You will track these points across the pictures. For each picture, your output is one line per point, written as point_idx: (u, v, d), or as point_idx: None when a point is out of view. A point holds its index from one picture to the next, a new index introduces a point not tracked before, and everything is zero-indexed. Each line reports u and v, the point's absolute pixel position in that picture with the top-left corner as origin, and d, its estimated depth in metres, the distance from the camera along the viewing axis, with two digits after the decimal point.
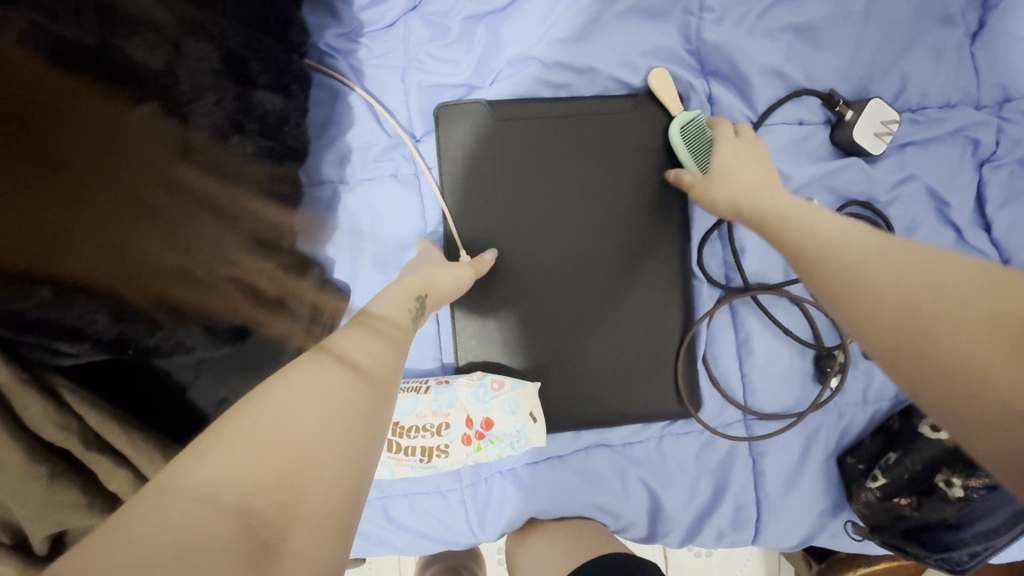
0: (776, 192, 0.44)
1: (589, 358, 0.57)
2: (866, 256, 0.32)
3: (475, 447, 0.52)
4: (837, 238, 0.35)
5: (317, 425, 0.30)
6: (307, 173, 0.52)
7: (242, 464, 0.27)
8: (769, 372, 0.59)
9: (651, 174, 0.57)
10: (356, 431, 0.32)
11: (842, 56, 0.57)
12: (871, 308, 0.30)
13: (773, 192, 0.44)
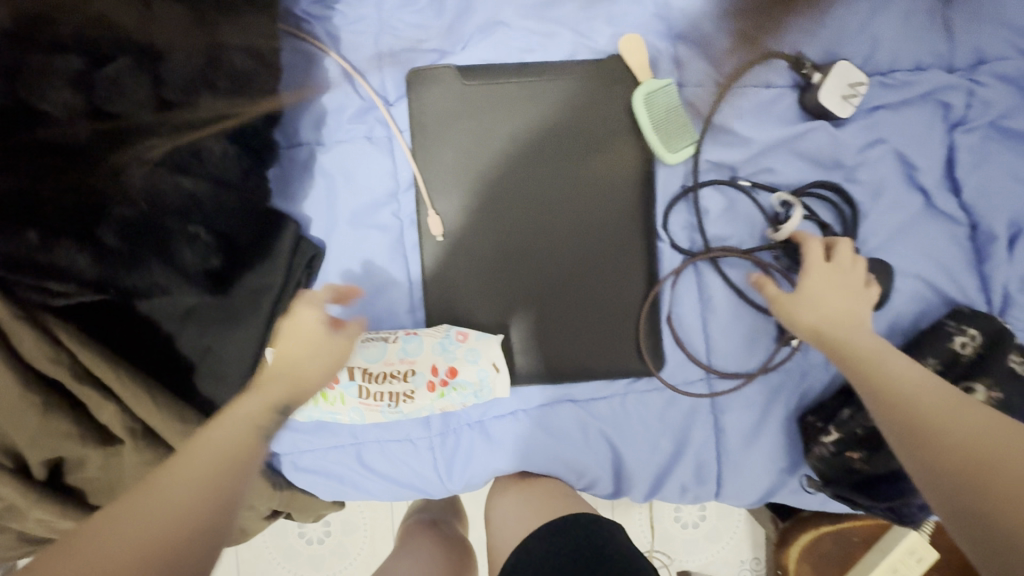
0: (861, 325, 0.49)
1: (554, 315, 0.59)
2: (931, 401, 0.41)
3: (441, 394, 0.55)
4: (906, 380, 0.43)
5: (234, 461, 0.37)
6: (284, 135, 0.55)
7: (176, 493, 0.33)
8: (731, 331, 0.61)
9: (616, 138, 0.58)
10: (241, 462, 0.37)
11: (806, 20, 0.58)
12: (956, 439, 0.38)
13: (838, 298, 0.50)
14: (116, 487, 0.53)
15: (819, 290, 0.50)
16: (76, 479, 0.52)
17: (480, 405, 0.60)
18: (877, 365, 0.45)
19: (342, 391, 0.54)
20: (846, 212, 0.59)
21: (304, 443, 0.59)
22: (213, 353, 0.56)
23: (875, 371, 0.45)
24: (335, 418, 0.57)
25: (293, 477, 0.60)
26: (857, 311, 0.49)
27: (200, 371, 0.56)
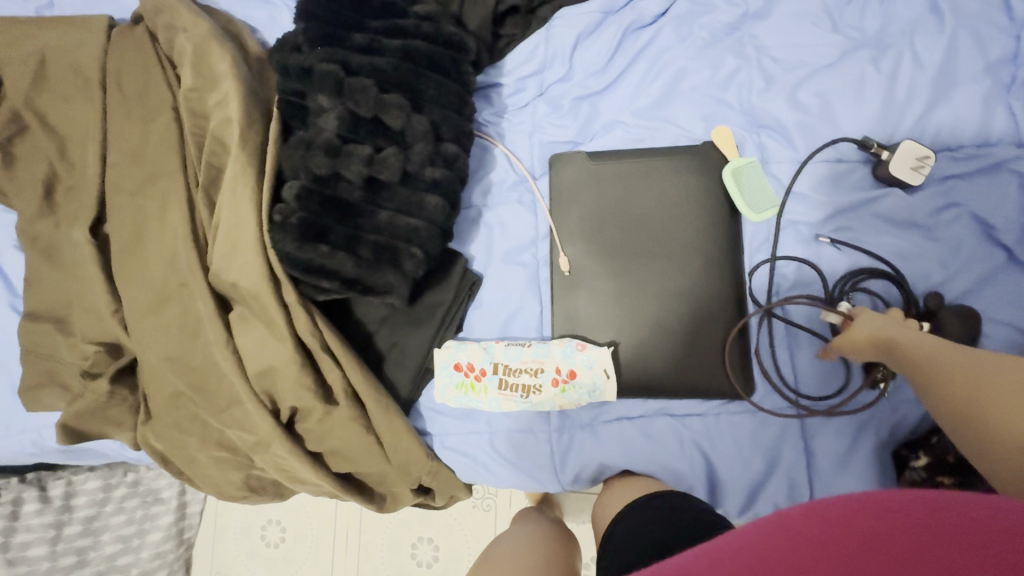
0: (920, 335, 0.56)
1: (654, 337, 0.73)
2: (957, 367, 0.50)
3: (561, 389, 0.71)
4: (940, 354, 0.52)
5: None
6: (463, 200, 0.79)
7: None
8: (817, 364, 0.69)
9: (710, 203, 0.74)
10: None
11: (875, 110, 0.70)
12: (957, 393, 0.48)
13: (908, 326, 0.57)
14: (325, 436, 0.74)
15: (879, 324, 0.59)
16: (301, 426, 0.74)
17: (591, 410, 0.74)
18: (923, 355, 0.53)
19: (488, 382, 0.73)
20: (923, 264, 0.67)
21: (452, 426, 0.77)
22: (399, 348, 0.77)
23: (923, 359, 0.53)
24: (478, 405, 0.74)
25: (440, 453, 0.77)
26: (917, 333, 0.56)
27: (388, 361, 0.77)
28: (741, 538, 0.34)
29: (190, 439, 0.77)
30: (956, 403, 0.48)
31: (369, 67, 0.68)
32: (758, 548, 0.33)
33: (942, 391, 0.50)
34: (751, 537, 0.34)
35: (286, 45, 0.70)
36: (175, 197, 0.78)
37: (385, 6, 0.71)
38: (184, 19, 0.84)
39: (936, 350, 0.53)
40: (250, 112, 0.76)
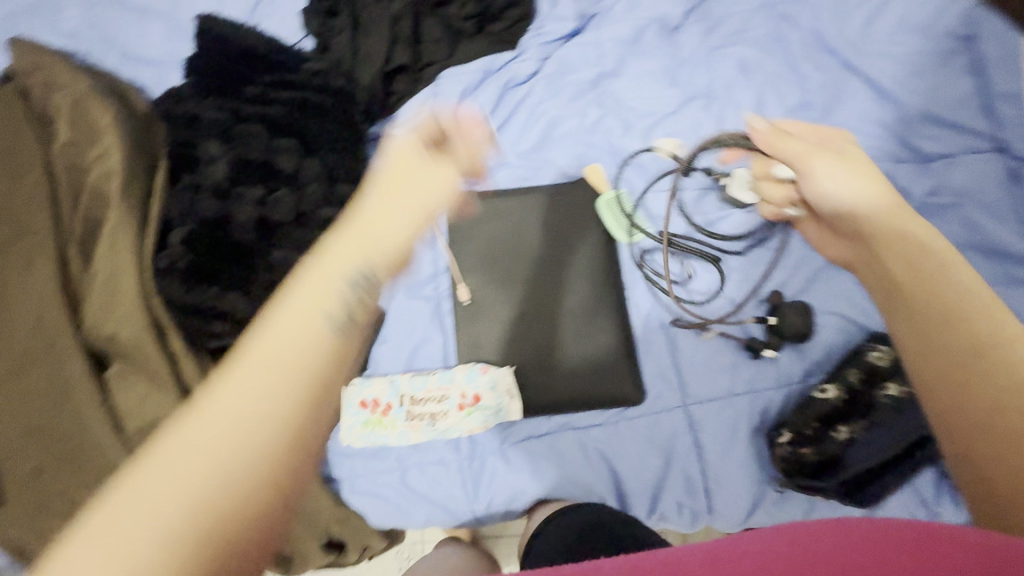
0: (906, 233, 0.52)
1: (552, 354, 0.78)
2: (956, 304, 0.45)
3: (466, 413, 0.73)
4: (937, 276, 0.47)
5: (227, 511, 0.33)
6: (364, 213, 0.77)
7: (167, 512, 0.32)
8: (697, 365, 0.77)
9: (590, 230, 0.82)
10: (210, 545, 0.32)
11: (713, 148, 0.84)
12: (933, 327, 0.45)
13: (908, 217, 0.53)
14: None
15: (850, 184, 0.58)
16: None
17: (499, 433, 0.75)
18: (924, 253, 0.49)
19: (394, 416, 0.73)
20: (766, 269, 0.79)
21: (361, 468, 0.74)
22: None
23: (919, 266, 0.48)
24: (386, 442, 0.73)
25: (350, 498, 0.74)
26: (891, 195, 0.56)
27: None
28: (811, 535, 0.33)
29: (56, 521, 0.68)
30: (923, 342, 0.45)
31: (260, 116, 0.72)
32: (824, 549, 0.31)
33: (956, 350, 0.43)
34: (820, 538, 0.32)
35: (174, 98, 0.72)
36: (42, 253, 0.72)
37: (275, 63, 0.75)
38: (62, 77, 0.83)
39: (935, 269, 0.47)
40: (132, 163, 0.74)
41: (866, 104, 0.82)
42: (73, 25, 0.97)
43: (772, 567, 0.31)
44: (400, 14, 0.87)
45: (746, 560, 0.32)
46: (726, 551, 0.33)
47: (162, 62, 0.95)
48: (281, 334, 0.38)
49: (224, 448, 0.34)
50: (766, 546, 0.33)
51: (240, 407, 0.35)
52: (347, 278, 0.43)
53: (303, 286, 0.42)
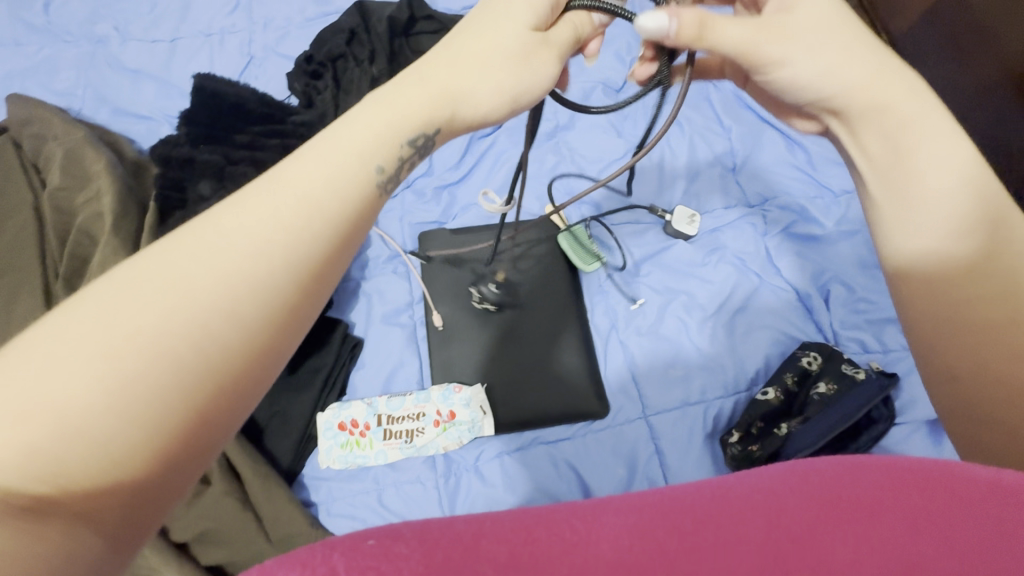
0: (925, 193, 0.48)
1: (519, 373, 0.84)
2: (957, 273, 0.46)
3: (442, 428, 0.78)
4: (945, 248, 0.47)
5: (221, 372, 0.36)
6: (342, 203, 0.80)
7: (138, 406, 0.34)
8: (653, 378, 0.83)
9: (551, 261, 0.91)
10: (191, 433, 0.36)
11: (655, 188, 0.96)
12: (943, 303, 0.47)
13: (931, 173, 0.48)
14: (194, 521, 0.69)
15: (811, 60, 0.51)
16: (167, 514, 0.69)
17: (473, 449, 0.79)
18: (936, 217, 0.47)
19: (372, 436, 0.78)
20: (709, 290, 0.88)
21: (338, 490, 0.76)
22: (279, 416, 0.78)
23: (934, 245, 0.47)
24: (364, 462, 0.77)
25: (327, 522, 0.75)
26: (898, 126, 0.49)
27: (269, 431, 0.77)
28: (810, 472, 0.33)
29: None
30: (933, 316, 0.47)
31: (249, 158, 0.79)
32: (829, 486, 0.32)
33: (964, 321, 0.46)
34: (821, 472, 0.33)
35: (169, 143, 0.79)
36: (29, 287, 0.76)
37: (263, 115, 0.84)
38: (57, 128, 0.89)
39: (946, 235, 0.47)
40: (123, 203, 0.79)
41: (781, 151, 0.97)
42: (68, 85, 1.05)
43: (786, 503, 0.31)
44: (377, 75, 0.97)
45: (758, 496, 0.32)
46: (731, 488, 0.33)
47: (152, 117, 1.02)
48: (316, 177, 0.42)
49: (219, 300, 0.37)
50: (775, 483, 0.33)
51: (244, 278, 0.38)
52: (408, 137, 0.47)
53: (356, 140, 0.45)
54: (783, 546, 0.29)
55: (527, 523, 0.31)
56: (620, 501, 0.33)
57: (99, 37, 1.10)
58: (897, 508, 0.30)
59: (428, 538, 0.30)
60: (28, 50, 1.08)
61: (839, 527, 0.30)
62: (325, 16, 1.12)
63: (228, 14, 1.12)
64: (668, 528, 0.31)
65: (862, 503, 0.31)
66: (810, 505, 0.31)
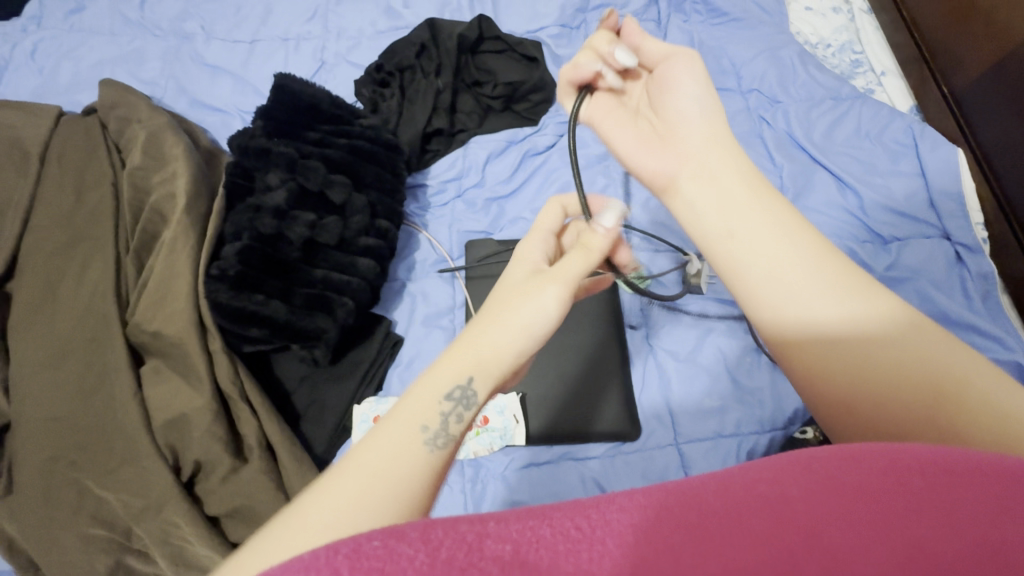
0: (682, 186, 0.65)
1: (554, 386, 0.84)
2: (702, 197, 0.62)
3: (474, 433, 0.79)
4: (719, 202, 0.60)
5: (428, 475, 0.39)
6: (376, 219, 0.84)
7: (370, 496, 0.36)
8: (688, 406, 0.83)
9: (595, 281, 0.91)
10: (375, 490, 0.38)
11: None
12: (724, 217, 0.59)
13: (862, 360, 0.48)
14: (228, 496, 0.70)
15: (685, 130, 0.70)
16: (203, 486, 0.71)
17: (502, 458, 0.80)
18: None
19: None
20: (748, 325, 0.87)
21: None
22: (317, 404, 0.80)
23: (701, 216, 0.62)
24: None
25: None
26: None
27: (306, 417, 0.79)
28: (813, 461, 0.32)
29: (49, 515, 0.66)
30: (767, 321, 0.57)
31: (320, 155, 0.83)
32: (834, 474, 0.30)
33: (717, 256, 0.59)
34: (823, 460, 0.31)
35: (245, 134, 0.83)
36: (101, 257, 0.80)
37: (334, 116, 0.88)
38: (142, 113, 0.95)
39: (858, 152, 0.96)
40: (197, 187, 0.83)
41: (831, 192, 0.97)
42: (153, 75, 1.12)
43: (790, 493, 0.30)
44: (442, 88, 1.03)
45: (764, 488, 0.30)
46: (736, 480, 0.31)
47: (226, 110, 1.08)
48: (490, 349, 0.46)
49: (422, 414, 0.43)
50: (779, 474, 0.31)
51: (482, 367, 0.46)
52: (444, 392, 0.44)
53: (447, 361, 0.45)
54: (791, 538, 0.27)
55: (527, 520, 0.29)
56: (625, 497, 0.31)
57: (186, 34, 1.18)
58: (905, 495, 0.29)
59: (432, 537, 0.28)
60: (121, 41, 1.17)
61: (849, 514, 0.28)
62: (395, 30, 1.17)
63: (306, 21, 1.19)
64: (678, 526, 0.29)
65: (869, 493, 0.29)
66: (815, 495, 0.29)
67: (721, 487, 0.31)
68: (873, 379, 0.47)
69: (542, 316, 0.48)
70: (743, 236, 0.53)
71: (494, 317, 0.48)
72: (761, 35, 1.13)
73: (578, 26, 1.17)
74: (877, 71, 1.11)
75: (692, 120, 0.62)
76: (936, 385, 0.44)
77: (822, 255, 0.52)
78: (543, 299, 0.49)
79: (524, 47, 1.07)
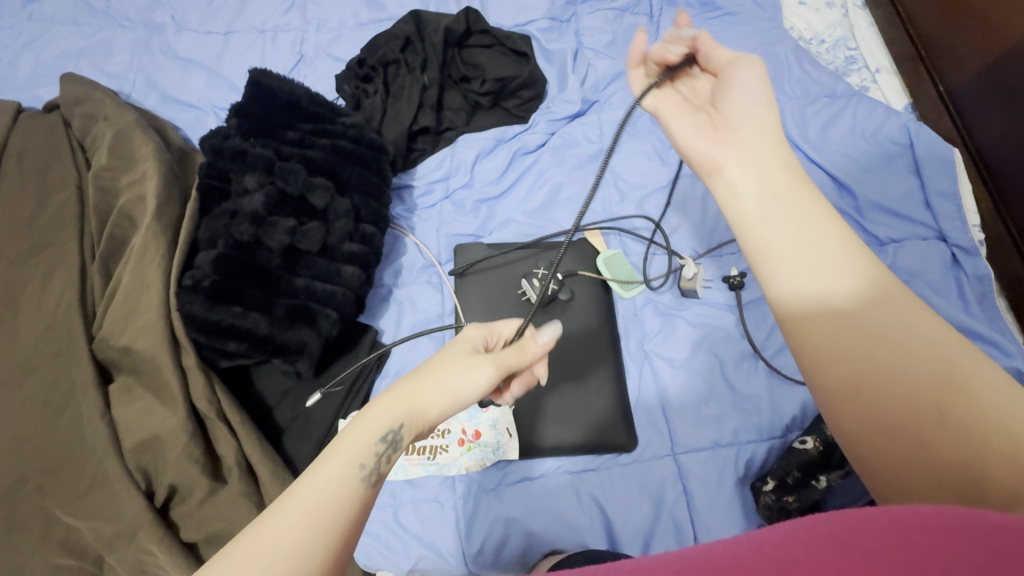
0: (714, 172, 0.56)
1: (548, 397, 0.81)
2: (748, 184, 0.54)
3: (466, 448, 0.77)
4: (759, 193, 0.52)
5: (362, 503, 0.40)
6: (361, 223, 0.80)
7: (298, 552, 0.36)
8: (685, 415, 0.81)
9: (588, 285, 0.88)
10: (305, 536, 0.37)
11: (697, 220, 0.94)
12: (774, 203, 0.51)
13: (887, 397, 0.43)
14: (207, 521, 0.66)
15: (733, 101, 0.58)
16: (179, 511, 0.67)
17: (496, 472, 0.77)
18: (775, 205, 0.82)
19: None
20: (744, 329, 0.85)
21: None
22: (301, 419, 0.76)
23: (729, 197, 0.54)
24: (384, 476, 0.76)
25: None
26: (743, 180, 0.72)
27: (289, 433, 0.76)
28: (820, 520, 0.32)
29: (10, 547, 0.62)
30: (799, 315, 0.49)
31: (300, 156, 0.79)
32: (838, 530, 0.30)
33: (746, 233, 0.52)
34: (829, 518, 0.31)
35: (219, 134, 0.79)
36: (65, 266, 0.75)
37: (314, 114, 0.83)
38: (108, 110, 0.89)
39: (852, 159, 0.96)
40: (168, 190, 0.78)
41: (827, 192, 0.95)
42: (121, 69, 1.06)
43: (796, 553, 0.29)
44: (428, 84, 0.98)
45: (768, 550, 0.30)
46: (743, 544, 0.32)
47: (199, 106, 1.03)
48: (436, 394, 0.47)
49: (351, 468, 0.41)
50: (785, 535, 0.31)
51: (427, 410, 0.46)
52: (378, 435, 0.43)
53: (384, 401, 0.45)
54: None
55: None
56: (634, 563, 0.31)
57: (156, 24, 1.12)
58: (901, 544, 0.28)
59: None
60: (85, 31, 1.10)
61: (844, 567, 0.28)
62: (378, 22, 1.12)
63: (283, 12, 1.14)
64: None
65: (864, 544, 0.29)
66: (819, 552, 0.29)
67: (728, 552, 0.31)
68: (899, 406, 0.43)
69: (473, 387, 0.48)
70: (775, 223, 0.50)
71: (430, 372, 0.48)
72: (756, 30, 1.11)
73: (569, 20, 1.13)
74: (872, 68, 1.09)
75: (753, 111, 0.55)
76: (971, 435, 0.40)
77: (846, 247, 0.48)
78: (476, 374, 0.48)
79: (513, 41, 1.03)
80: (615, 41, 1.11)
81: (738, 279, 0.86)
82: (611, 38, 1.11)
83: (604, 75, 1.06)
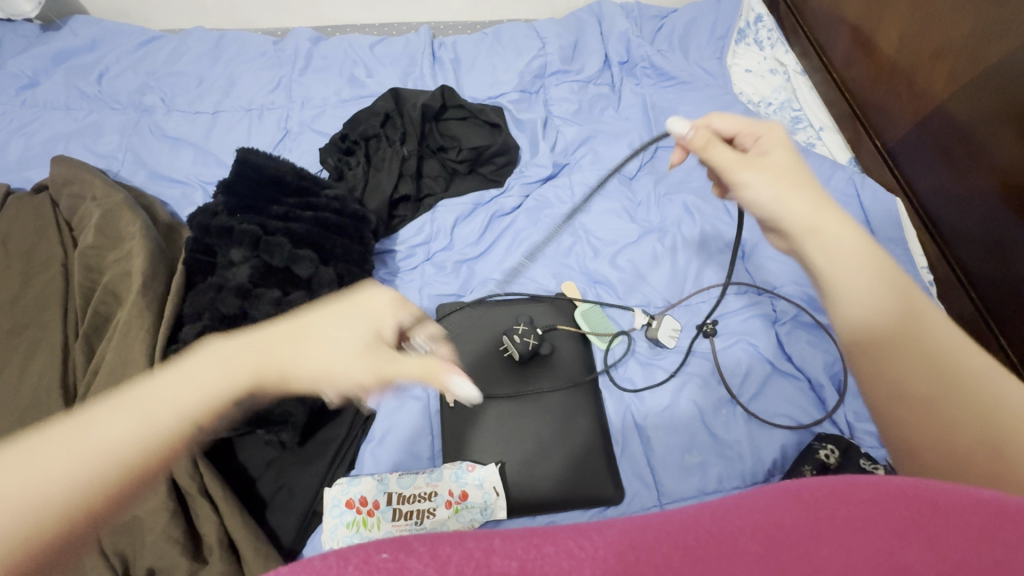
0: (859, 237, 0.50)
1: (533, 452, 0.82)
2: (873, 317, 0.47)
3: (454, 510, 0.75)
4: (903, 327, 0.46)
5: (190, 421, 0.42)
6: (343, 290, 0.83)
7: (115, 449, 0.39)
8: (670, 464, 0.82)
9: (567, 340, 0.91)
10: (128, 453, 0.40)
11: (669, 272, 0.99)
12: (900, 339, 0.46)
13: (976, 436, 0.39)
14: None
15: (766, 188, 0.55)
16: None
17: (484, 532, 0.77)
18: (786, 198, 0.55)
19: (381, 516, 0.74)
20: (719, 374, 0.88)
21: None
22: (285, 490, 0.76)
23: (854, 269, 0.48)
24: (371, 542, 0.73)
25: None
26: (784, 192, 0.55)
27: (273, 507, 0.75)
28: (803, 490, 0.30)
29: None
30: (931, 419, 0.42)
31: (284, 230, 0.82)
32: (821, 501, 0.29)
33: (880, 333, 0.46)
34: (814, 488, 0.30)
35: (207, 212, 0.83)
36: (48, 346, 0.76)
37: (299, 188, 0.88)
38: (96, 190, 0.92)
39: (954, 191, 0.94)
40: (154, 265, 0.80)
41: None
42: (110, 149, 1.10)
43: (783, 520, 0.28)
44: (408, 155, 1.04)
45: (756, 516, 0.29)
46: (728, 508, 0.30)
47: (187, 182, 1.07)
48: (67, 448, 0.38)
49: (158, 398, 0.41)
50: (769, 502, 0.30)
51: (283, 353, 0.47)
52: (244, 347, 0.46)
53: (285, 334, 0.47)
54: (781, 560, 0.26)
55: (531, 538, 0.29)
56: (599, 531, 0.30)
57: (146, 106, 1.17)
58: (890, 521, 0.27)
59: (440, 552, 0.28)
60: (76, 115, 1.15)
61: (848, 537, 0.27)
62: (359, 98, 1.20)
63: (269, 91, 1.21)
64: (654, 563, 0.27)
65: (857, 519, 0.28)
66: (806, 520, 0.28)
67: (709, 511, 0.30)
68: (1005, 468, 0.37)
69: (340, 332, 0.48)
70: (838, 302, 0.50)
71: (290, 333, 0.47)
72: (708, 96, 1.21)
73: (537, 91, 1.22)
74: (816, 127, 1.20)
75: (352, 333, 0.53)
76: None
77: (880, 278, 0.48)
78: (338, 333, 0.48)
79: (485, 114, 1.11)
80: (581, 110, 1.20)
81: (711, 325, 0.89)
82: (577, 106, 1.19)
83: (572, 140, 1.14)
